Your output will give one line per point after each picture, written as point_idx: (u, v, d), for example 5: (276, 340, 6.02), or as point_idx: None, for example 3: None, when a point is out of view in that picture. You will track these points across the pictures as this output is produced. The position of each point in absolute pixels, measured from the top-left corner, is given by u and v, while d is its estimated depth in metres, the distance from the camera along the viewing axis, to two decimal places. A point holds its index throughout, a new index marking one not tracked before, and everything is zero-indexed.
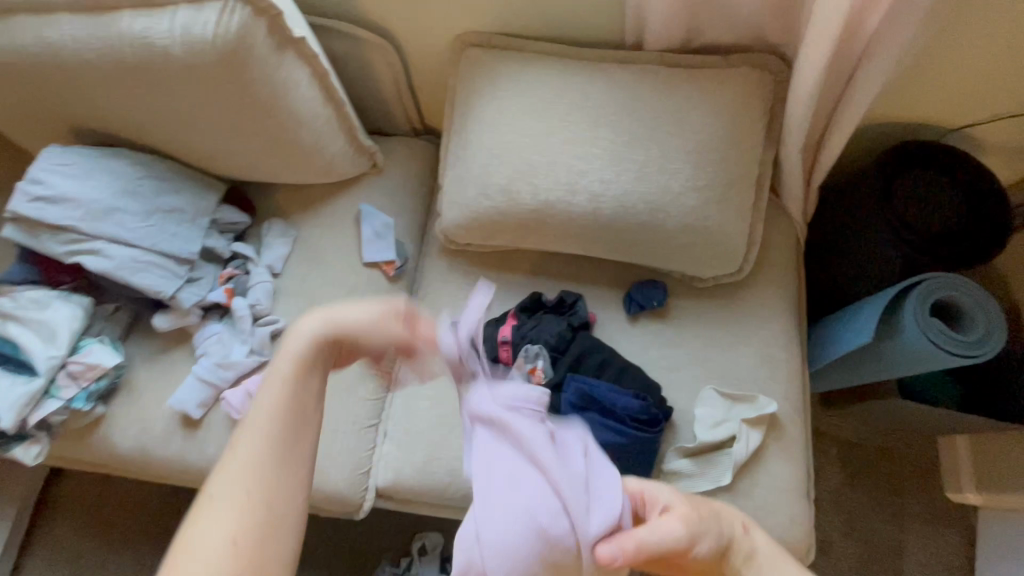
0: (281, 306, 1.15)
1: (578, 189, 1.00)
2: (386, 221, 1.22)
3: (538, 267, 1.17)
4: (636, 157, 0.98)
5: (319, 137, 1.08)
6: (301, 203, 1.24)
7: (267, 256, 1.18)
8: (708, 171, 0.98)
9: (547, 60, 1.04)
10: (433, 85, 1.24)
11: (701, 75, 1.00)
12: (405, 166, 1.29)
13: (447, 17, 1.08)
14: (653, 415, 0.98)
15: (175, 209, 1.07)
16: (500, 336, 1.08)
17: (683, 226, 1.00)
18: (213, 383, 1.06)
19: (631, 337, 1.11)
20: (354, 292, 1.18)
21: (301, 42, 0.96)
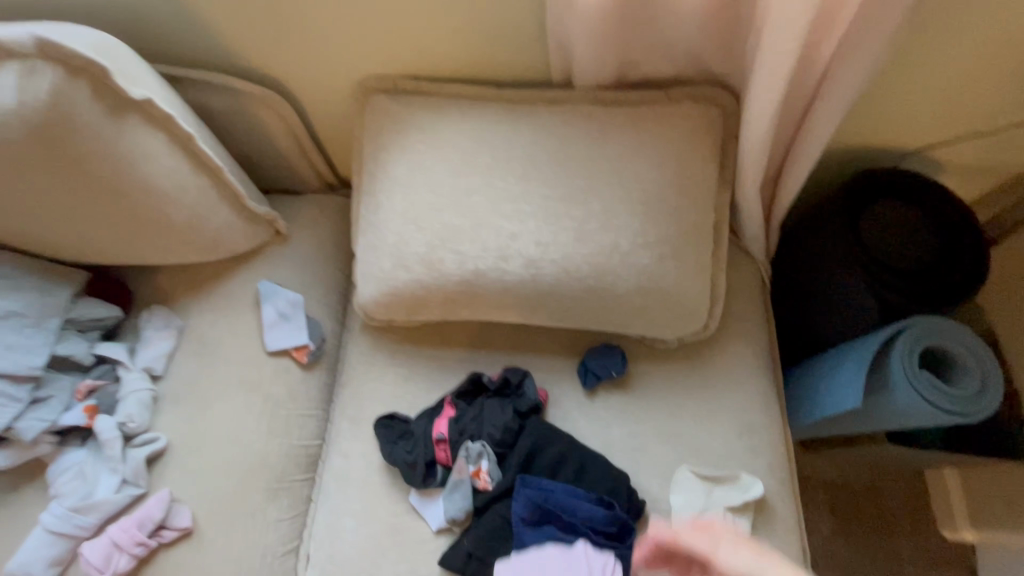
0: (163, 417, 0.94)
1: (511, 255, 0.84)
2: (294, 299, 1.03)
3: (477, 339, 1.01)
4: (575, 213, 0.83)
5: (194, 212, 0.88)
6: (188, 286, 1.03)
7: (144, 356, 0.96)
8: (658, 223, 0.84)
9: (464, 105, 0.89)
10: (340, 136, 1.07)
11: (641, 114, 0.87)
12: (315, 230, 1.10)
13: (343, 62, 0.92)
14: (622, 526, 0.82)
15: (10, 315, 0.86)
16: (435, 433, 0.90)
17: (636, 288, 0.85)
18: (69, 535, 0.83)
19: (590, 416, 0.94)
20: (257, 389, 0.98)
21: (146, 104, 0.77)
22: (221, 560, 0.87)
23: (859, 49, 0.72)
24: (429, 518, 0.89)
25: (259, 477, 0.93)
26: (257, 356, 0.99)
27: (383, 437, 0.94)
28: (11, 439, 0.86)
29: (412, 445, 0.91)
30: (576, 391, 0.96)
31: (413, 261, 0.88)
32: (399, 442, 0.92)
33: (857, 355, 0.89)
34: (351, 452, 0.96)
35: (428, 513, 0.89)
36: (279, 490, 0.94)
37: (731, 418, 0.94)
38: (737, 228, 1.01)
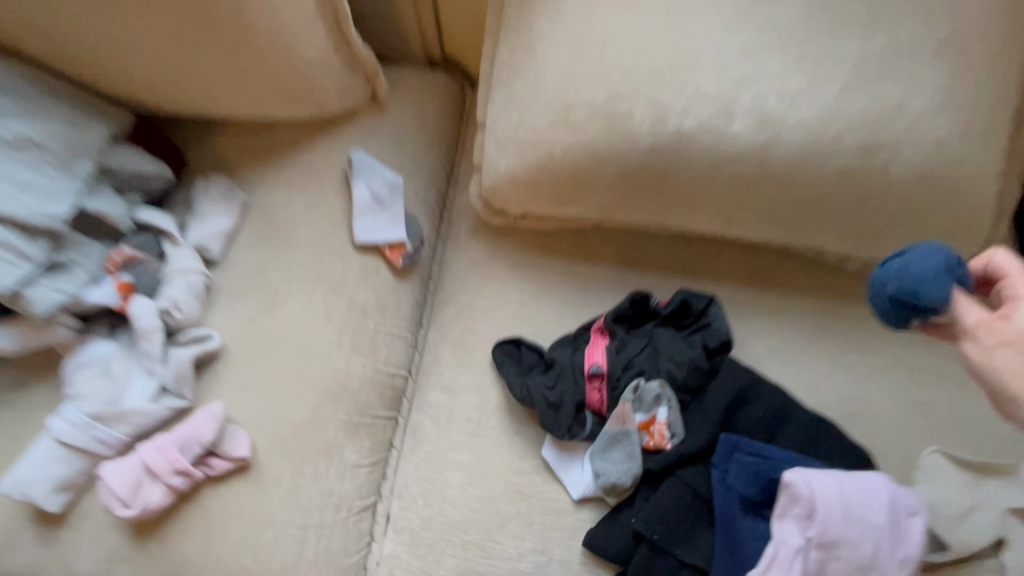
0: (220, 311, 0.70)
1: (737, 109, 0.57)
2: (393, 181, 0.78)
3: (632, 253, 0.75)
4: (848, 50, 0.55)
5: (287, 22, 0.65)
6: (258, 155, 0.80)
7: (197, 231, 0.72)
8: (971, 77, 0.56)
9: None
10: None
11: None
12: (419, 103, 0.85)
13: None
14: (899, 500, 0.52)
15: (26, 143, 0.62)
16: (586, 366, 0.64)
17: (917, 175, 0.58)
18: (86, 450, 0.60)
19: (788, 362, 0.68)
20: (340, 289, 0.73)
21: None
22: (281, 507, 0.63)
23: None
24: (571, 482, 0.63)
25: (336, 405, 0.68)
26: (340, 251, 0.75)
27: (506, 365, 0.68)
28: (21, 315, 0.64)
29: (554, 378, 0.65)
30: (774, 332, 0.69)
31: (588, 113, 0.61)
32: (530, 373, 0.67)
33: None
34: (455, 383, 0.71)
35: (570, 476, 0.64)
36: (360, 425, 0.69)
37: None
38: None
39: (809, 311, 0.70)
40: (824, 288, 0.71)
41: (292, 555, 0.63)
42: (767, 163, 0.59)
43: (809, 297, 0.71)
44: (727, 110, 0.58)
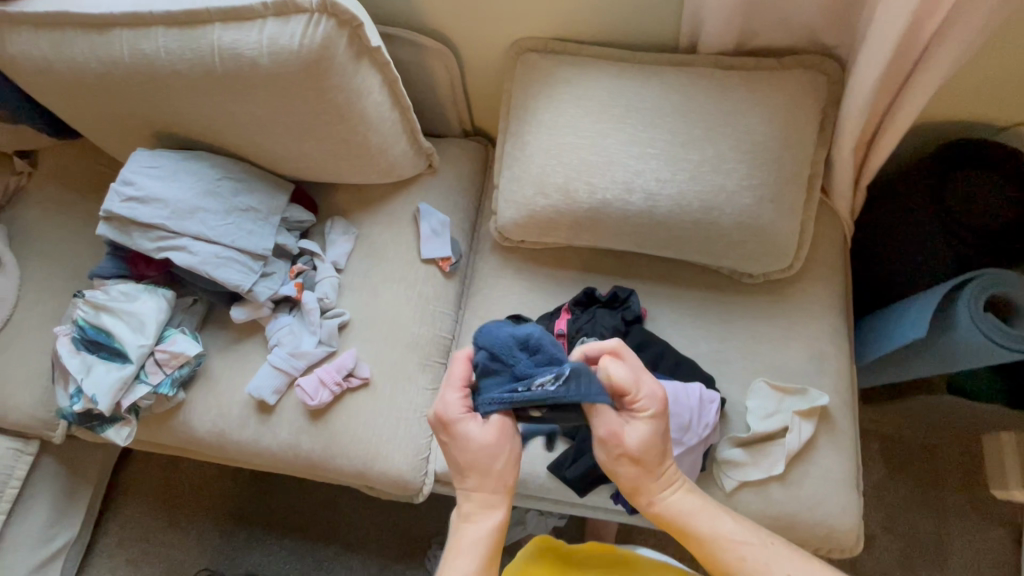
0: (347, 299, 1.22)
1: (634, 188, 1.04)
2: (443, 220, 1.27)
3: (589, 264, 1.21)
4: (692, 158, 1.01)
5: (386, 140, 1.13)
6: (361, 203, 1.30)
7: (332, 252, 1.25)
8: (763, 170, 1.01)
9: (604, 64, 1.08)
10: (487, 89, 1.29)
11: (759, 73, 1.03)
12: (457, 166, 1.33)
13: (506, 25, 1.13)
14: (710, 395, 1.02)
15: (250, 208, 1.15)
16: (556, 330, 1.13)
17: (737, 224, 1.03)
18: (287, 371, 1.13)
19: (680, 330, 1.14)
20: (413, 286, 1.23)
21: (376, 51, 1.01)
22: (386, 409, 1.15)
23: (965, 24, 0.84)
24: None
25: (415, 353, 1.19)
26: (412, 263, 1.25)
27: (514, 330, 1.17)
28: (247, 300, 1.16)
29: None
30: (671, 312, 1.16)
31: (554, 189, 1.09)
32: None
33: (920, 304, 1.04)
34: None
35: None
36: (426, 365, 1.19)
37: (807, 347, 1.10)
38: (826, 189, 1.16)
39: (695, 299, 1.16)
40: (704, 285, 1.17)
41: (392, 434, 1.14)
42: (652, 217, 1.05)
43: (695, 291, 1.17)
44: (630, 188, 1.04)
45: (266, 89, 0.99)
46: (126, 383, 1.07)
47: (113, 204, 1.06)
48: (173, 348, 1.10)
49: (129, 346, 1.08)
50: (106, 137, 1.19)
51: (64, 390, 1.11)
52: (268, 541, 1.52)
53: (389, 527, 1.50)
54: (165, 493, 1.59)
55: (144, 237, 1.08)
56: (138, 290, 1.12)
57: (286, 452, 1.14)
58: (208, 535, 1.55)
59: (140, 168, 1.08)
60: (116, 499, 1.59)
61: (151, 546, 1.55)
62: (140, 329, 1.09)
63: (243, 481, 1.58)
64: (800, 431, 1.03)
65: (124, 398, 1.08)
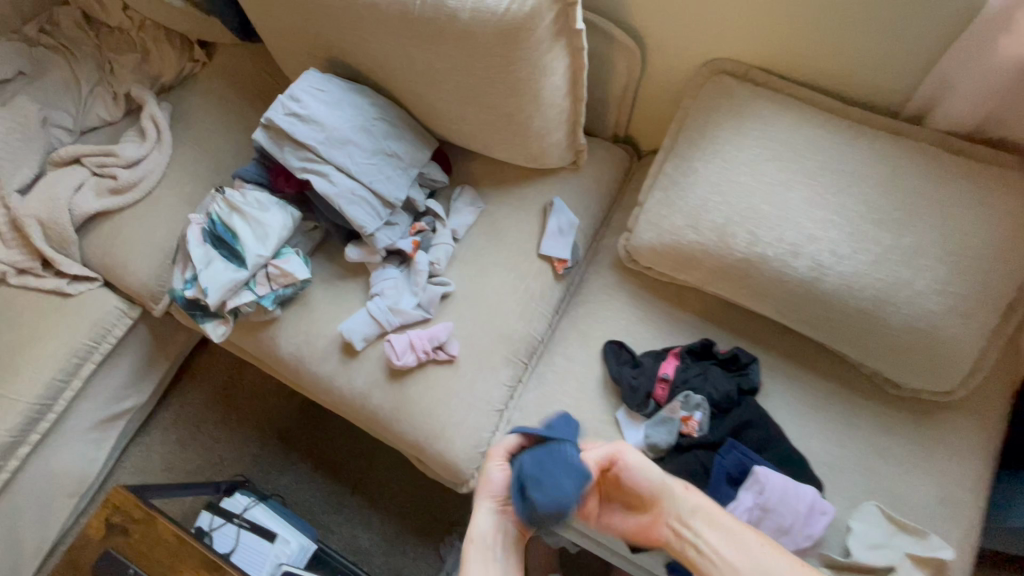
0: (455, 270, 1.19)
1: (802, 253, 0.93)
2: (573, 220, 1.21)
3: (711, 313, 1.12)
4: (884, 239, 0.89)
5: (547, 126, 1.08)
6: (494, 180, 1.27)
7: (454, 220, 1.22)
8: (965, 278, 0.86)
9: (808, 110, 0.97)
10: (659, 101, 1.20)
11: (992, 168, 0.88)
12: (601, 170, 1.26)
13: (710, 41, 1.03)
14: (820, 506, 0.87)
15: (395, 154, 1.14)
16: (660, 373, 1.04)
17: (909, 327, 0.90)
18: (381, 323, 1.12)
19: (793, 415, 1.03)
20: (522, 278, 1.19)
21: (578, 34, 0.95)
22: (461, 391, 1.11)
23: None
24: (627, 435, 1.05)
25: (504, 345, 1.15)
26: (528, 254, 1.20)
27: (614, 358, 1.10)
28: (364, 242, 1.15)
29: (637, 374, 1.06)
30: (788, 394, 1.04)
31: (709, 227, 1.00)
32: (626, 366, 1.08)
33: None
34: (572, 357, 1.15)
35: (628, 432, 1.05)
36: (511, 361, 1.15)
37: (938, 486, 0.96)
38: None
39: (821, 389, 1.04)
40: (834, 377, 1.05)
41: (460, 418, 1.10)
42: (810, 291, 0.93)
43: (823, 381, 1.04)
44: (794, 252, 0.93)
45: (456, 44, 0.96)
46: (236, 287, 1.10)
47: (276, 115, 1.08)
48: (285, 267, 1.12)
49: (249, 253, 1.10)
50: (285, 49, 1.22)
51: (181, 274, 1.16)
52: (301, 468, 1.55)
53: (414, 499, 1.49)
54: (226, 389, 1.66)
55: (293, 154, 1.09)
56: (271, 202, 1.14)
57: (355, 400, 1.14)
58: (251, 442, 1.60)
59: (309, 87, 1.10)
60: (182, 380, 1.68)
61: (200, 434, 1.63)
62: (262, 239, 1.12)
63: (296, 403, 1.62)
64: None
65: (230, 300, 1.11)
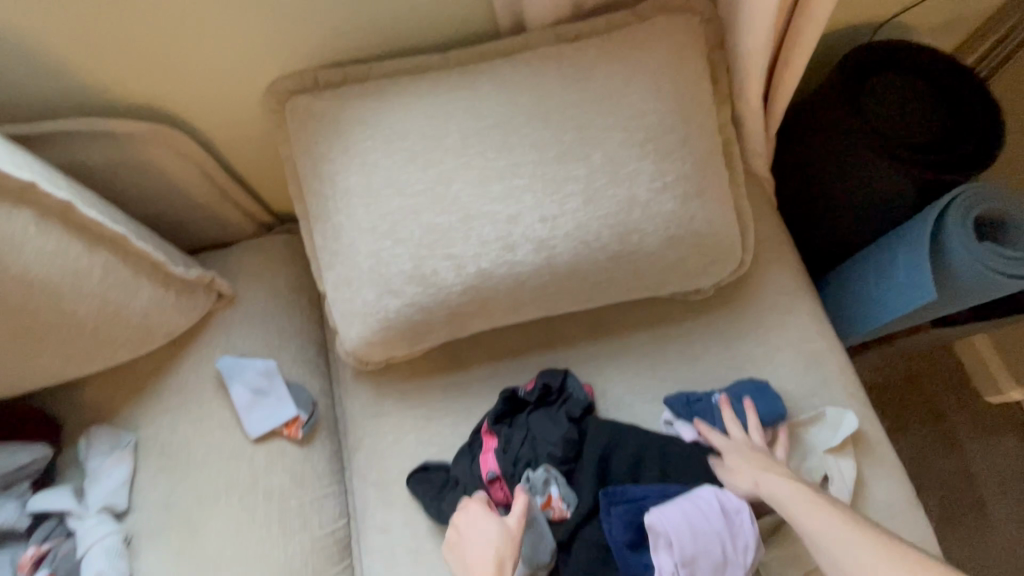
0: (149, 555, 0.75)
1: (516, 242, 0.70)
2: (267, 367, 0.84)
3: (495, 351, 0.87)
4: (579, 172, 0.70)
5: (105, 299, 0.67)
6: (128, 390, 0.83)
7: (95, 493, 0.76)
8: (674, 158, 0.72)
9: (408, 82, 0.73)
10: (265, 164, 0.87)
11: (617, 36, 0.73)
12: (266, 279, 0.90)
13: (243, 69, 0.73)
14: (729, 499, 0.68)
15: None
16: (485, 474, 0.76)
17: (666, 240, 0.73)
18: None
19: (641, 394, 0.83)
20: (252, 485, 0.79)
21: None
22: None
23: None
24: None
25: None
26: (238, 452, 0.80)
27: (425, 492, 0.79)
28: None
29: (460, 494, 0.77)
30: (621, 375, 0.84)
31: (403, 281, 0.72)
32: (444, 494, 0.78)
33: (904, 251, 0.82)
34: (387, 524, 0.80)
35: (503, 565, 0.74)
36: None
37: (797, 357, 0.84)
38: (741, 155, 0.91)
39: (646, 344, 0.86)
40: (647, 322, 0.87)
41: None
42: (555, 272, 0.72)
43: (643, 334, 0.87)
44: (506, 248, 0.70)
45: None
46: None
47: None
48: None
49: None
50: None
51: None
52: None
53: None
54: None
55: None
56: None
57: None
58: None
59: None
60: None
61: None
62: None
63: None
64: (842, 475, 0.76)
65: None
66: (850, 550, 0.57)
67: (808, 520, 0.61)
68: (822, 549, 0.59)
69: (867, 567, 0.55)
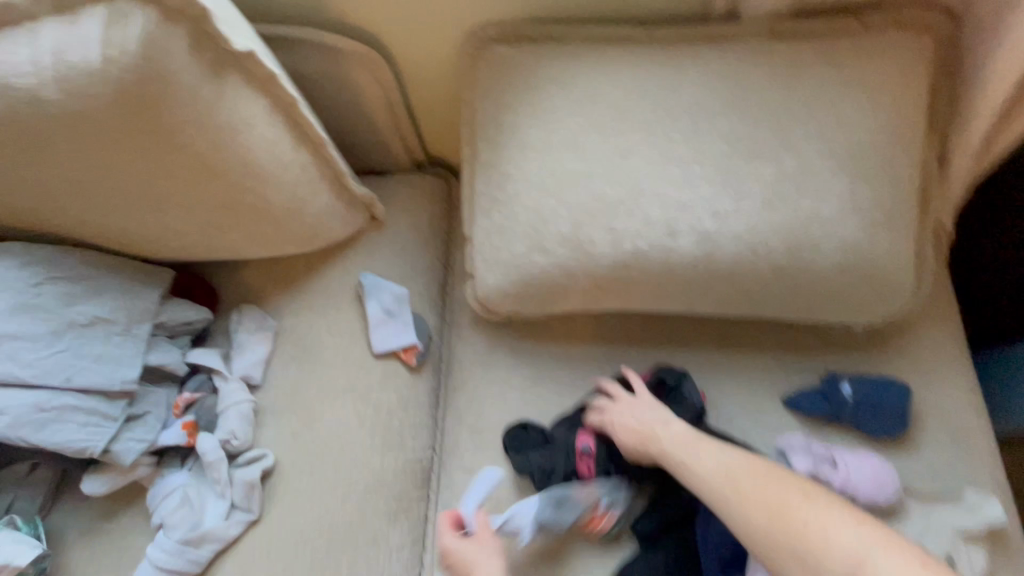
0: (270, 429, 0.83)
1: (681, 229, 0.69)
2: (400, 292, 0.89)
3: (613, 334, 0.86)
4: (764, 174, 0.67)
5: (296, 194, 0.74)
6: (279, 281, 0.91)
7: (239, 362, 0.85)
8: (869, 183, 0.67)
9: (609, 50, 0.73)
10: (442, 104, 0.91)
11: (839, 42, 0.69)
12: (412, 212, 0.96)
13: (458, 8, 0.76)
14: None
15: (97, 321, 0.75)
16: (579, 446, 0.79)
17: (837, 264, 0.69)
18: (183, 569, 0.74)
19: (756, 416, 0.80)
20: (366, 394, 0.85)
21: (245, 57, 0.61)
22: None
23: None
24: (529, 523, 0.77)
25: (377, 499, 0.81)
26: (358, 364, 0.86)
27: (520, 444, 0.81)
28: (108, 464, 0.76)
29: (551, 455, 0.79)
30: (739, 392, 0.81)
31: (557, 242, 0.73)
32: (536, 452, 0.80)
33: None
34: (475, 467, 0.83)
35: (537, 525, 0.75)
36: (398, 512, 0.81)
37: (940, 426, 0.77)
38: None
39: (773, 368, 0.82)
40: (780, 345, 0.83)
41: None
42: (710, 269, 0.70)
43: (771, 356, 0.82)
44: (669, 233, 0.69)
45: (70, 139, 0.60)
46: None
47: None
48: None
49: None
50: None
51: None
52: None
53: None
54: None
55: None
56: None
57: None
58: None
59: None
60: None
61: None
62: None
63: None
64: (972, 564, 0.69)
65: None
66: (839, 515, 0.58)
67: (759, 503, 0.61)
68: (785, 543, 0.58)
69: (831, 523, 0.57)
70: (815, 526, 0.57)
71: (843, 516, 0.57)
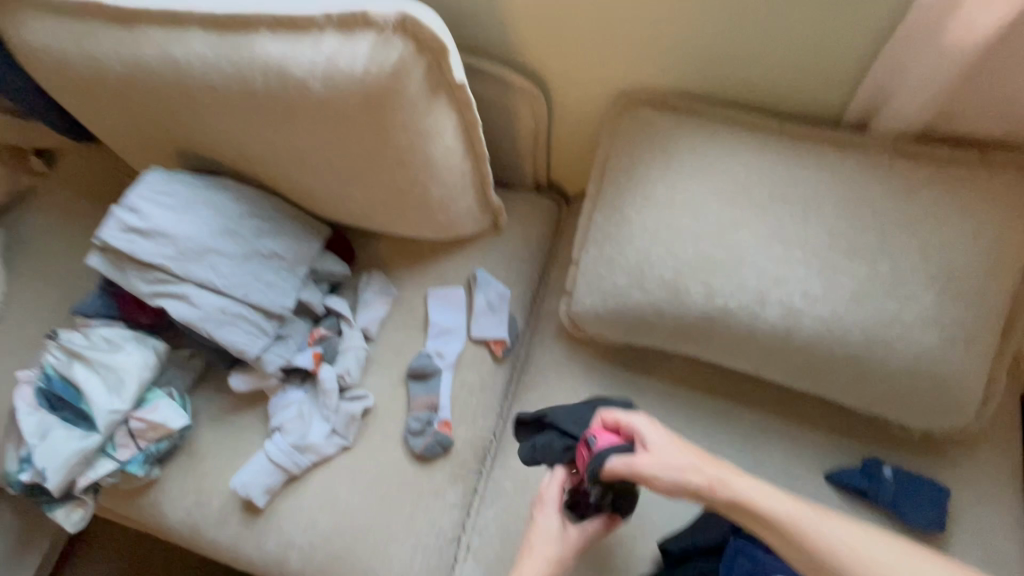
0: (374, 376, 0.98)
1: (770, 300, 0.78)
2: (503, 292, 1.03)
3: (680, 376, 0.96)
4: (858, 272, 0.75)
5: (450, 193, 0.92)
6: (406, 257, 1.08)
7: (363, 315, 1.01)
8: (956, 302, 0.74)
9: (741, 133, 0.84)
10: (578, 142, 1.05)
11: (955, 172, 0.76)
12: (528, 226, 1.09)
13: (619, 70, 0.89)
14: None
15: (275, 254, 0.94)
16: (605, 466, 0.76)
17: (907, 366, 0.76)
18: (288, 467, 0.90)
19: (796, 485, 0.86)
20: (456, 369, 0.99)
21: (459, 88, 0.79)
22: (403, 529, 0.89)
23: None
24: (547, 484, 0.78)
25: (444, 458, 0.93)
26: (455, 342, 1.00)
27: (542, 455, 0.79)
28: (251, 367, 0.94)
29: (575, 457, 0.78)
30: (787, 459, 0.88)
31: (657, 284, 0.84)
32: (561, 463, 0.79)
33: None
34: None
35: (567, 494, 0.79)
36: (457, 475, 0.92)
37: (977, 544, 0.80)
38: None
39: (824, 446, 0.88)
40: (835, 428, 0.89)
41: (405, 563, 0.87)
42: (788, 341, 0.78)
43: (825, 435, 0.88)
44: (759, 301, 0.79)
45: (314, 118, 0.79)
46: (87, 458, 0.85)
47: (109, 233, 0.86)
48: (152, 417, 0.88)
49: (100, 409, 0.86)
50: (125, 148, 1.01)
51: (14, 453, 0.88)
52: None
53: None
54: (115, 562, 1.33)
55: (139, 277, 0.87)
56: (124, 339, 0.90)
57: (269, 568, 0.91)
58: None
59: (149, 193, 0.88)
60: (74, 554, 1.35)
61: None
62: (117, 388, 0.88)
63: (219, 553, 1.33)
64: None
65: (81, 477, 0.86)
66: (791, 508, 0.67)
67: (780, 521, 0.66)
68: (782, 535, 0.66)
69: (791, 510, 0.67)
70: (829, 538, 0.64)
71: (855, 529, 0.65)
